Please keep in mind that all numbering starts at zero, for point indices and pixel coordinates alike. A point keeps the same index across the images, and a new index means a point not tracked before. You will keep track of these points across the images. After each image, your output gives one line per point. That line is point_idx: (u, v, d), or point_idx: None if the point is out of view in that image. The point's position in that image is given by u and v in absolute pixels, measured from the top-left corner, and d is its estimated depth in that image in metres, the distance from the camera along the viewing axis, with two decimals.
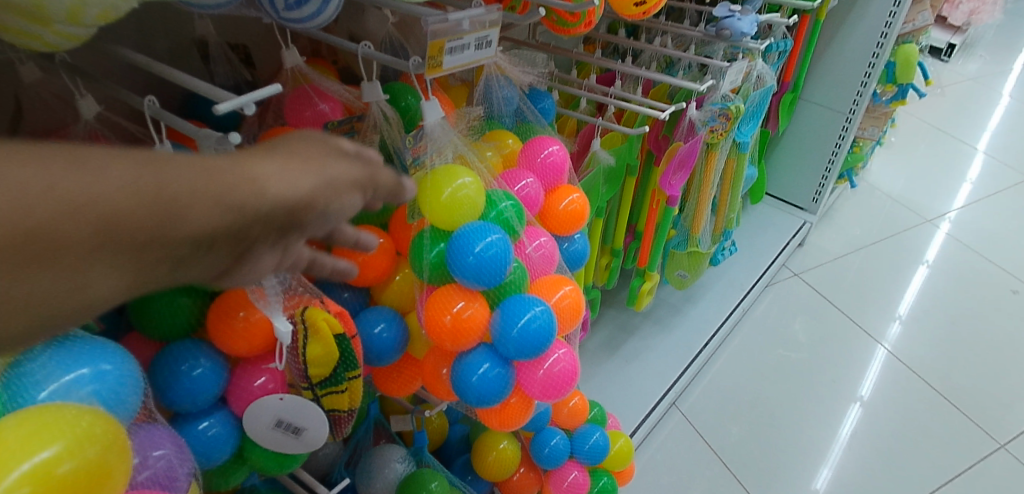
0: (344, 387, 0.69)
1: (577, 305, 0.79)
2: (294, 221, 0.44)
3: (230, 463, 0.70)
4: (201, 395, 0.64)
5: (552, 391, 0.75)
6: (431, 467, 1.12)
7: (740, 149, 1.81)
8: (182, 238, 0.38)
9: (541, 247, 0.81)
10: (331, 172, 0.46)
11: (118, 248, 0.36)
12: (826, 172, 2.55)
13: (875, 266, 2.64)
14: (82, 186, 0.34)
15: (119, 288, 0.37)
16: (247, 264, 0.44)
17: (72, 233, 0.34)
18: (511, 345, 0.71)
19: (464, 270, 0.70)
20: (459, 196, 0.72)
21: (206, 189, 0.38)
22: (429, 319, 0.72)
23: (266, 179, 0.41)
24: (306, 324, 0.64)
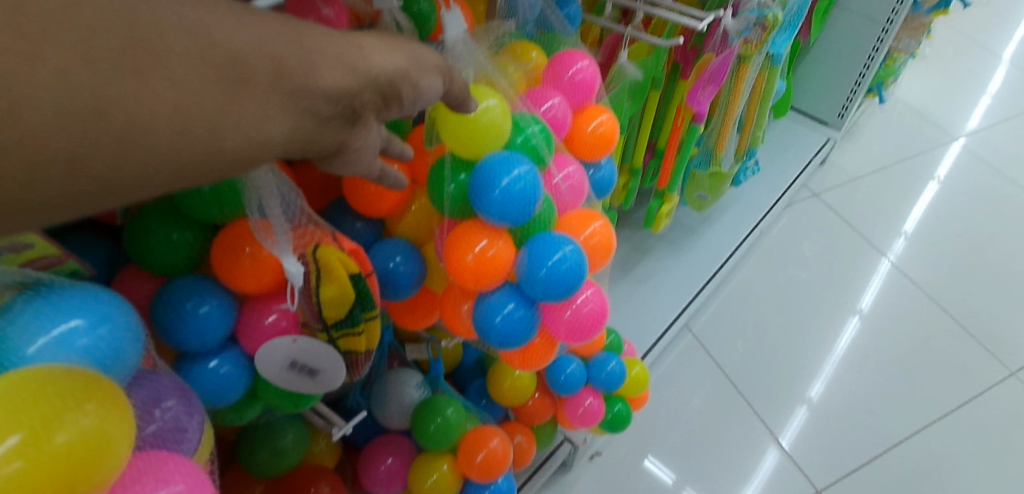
0: (361, 329, 0.65)
1: (606, 243, 0.74)
2: (392, 91, 0.52)
3: (242, 401, 0.67)
4: (209, 334, 0.60)
5: (579, 333, 0.71)
6: (446, 393, 1.11)
7: (773, 62, 1.68)
8: (318, 88, 0.46)
9: (569, 178, 0.74)
10: (418, 52, 0.55)
11: (283, 85, 0.44)
12: (855, 86, 2.40)
13: (898, 187, 2.55)
14: (256, 28, 0.44)
15: (283, 133, 0.45)
16: (358, 134, 0.51)
17: (252, 65, 0.43)
18: (538, 287, 0.66)
19: (488, 206, 0.64)
20: (485, 124, 0.65)
21: (326, 48, 0.48)
22: (450, 258, 0.68)
23: (367, 53, 0.51)
24: (318, 263, 0.59)
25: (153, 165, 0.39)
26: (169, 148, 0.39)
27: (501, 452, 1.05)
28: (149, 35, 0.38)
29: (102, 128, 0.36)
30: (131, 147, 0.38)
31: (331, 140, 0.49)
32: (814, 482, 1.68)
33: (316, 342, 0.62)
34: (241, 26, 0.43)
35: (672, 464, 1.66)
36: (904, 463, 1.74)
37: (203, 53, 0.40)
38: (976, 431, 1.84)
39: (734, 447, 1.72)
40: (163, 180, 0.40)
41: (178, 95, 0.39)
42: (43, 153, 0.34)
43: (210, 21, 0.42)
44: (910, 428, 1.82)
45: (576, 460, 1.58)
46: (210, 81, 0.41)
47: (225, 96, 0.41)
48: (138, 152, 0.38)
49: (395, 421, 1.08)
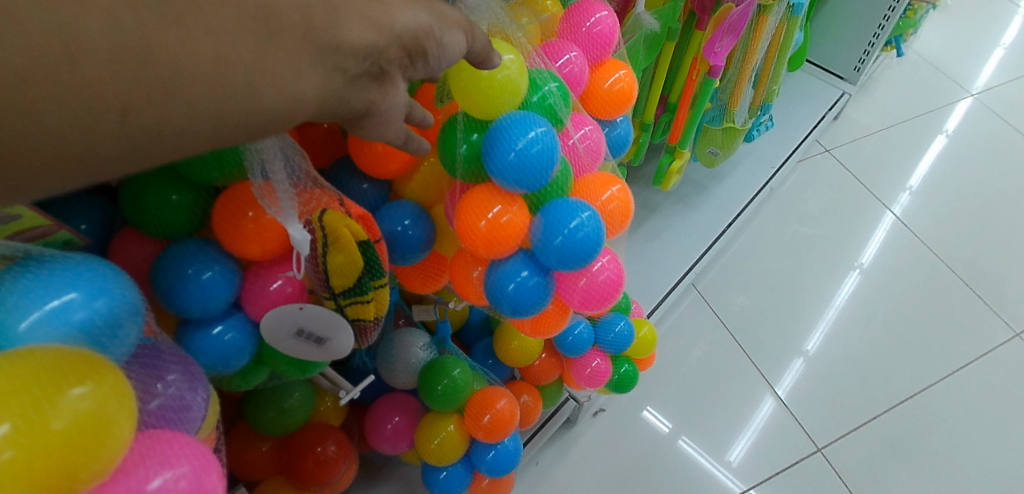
0: (370, 297, 0.63)
1: (624, 208, 0.71)
2: (416, 48, 0.51)
3: (248, 366, 0.65)
4: (213, 301, 0.58)
5: (593, 302, 0.69)
6: (453, 354, 1.10)
7: (793, 13, 1.61)
8: (346, 45, 0.47)
9: (587, 138, 0.71)
10: (440, 7, 0.53)
11: (314, 42, 0.45)
12: (873, 38, 2.31)
13: (913, 143, 2.47)
14: None
15: (314, 91, 0.46)
16: (384, 92, 0.52)
17: (285, 16, 0.43)
18: (553, 255, 0.64)
19: (503, 170, 0.61)
20: (499, 82, 0.61)
21: (349, 5, 0.47)
22: (461, 224, 0.65)
23: (391, 8, 0.49)
24: (324, 231, 0.56)
25: (194, 116, 0.41)
26: (207, 100, 0.41)
27: (508, 412, 1.04)
28: None
29: (148, 76, 0.38)
30: (173, 98, 0.40)
31: (359, 100, 0.50)
32: (813, 440, 1.69)
33: (324, 311, 0.60)
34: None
35: (670, 415, 1.68)
36: (903, 424, 1.74)
37: (238, 4, 0.41)
38: (978, 395, 1.83)
39: (733, 401, 1.73)
40: (205, 130, 0.42)
41: (217, 46, 0.40)
42: (96, 100, 0.37)
43: None
44: (912, 390, 1.81)
45: (579, 416, 1.59)
46: (245, 33, 0.41)
47: (258, 49, 0.42)
48: (182, 103, 0.40)
49: (402, 380, 1.07)
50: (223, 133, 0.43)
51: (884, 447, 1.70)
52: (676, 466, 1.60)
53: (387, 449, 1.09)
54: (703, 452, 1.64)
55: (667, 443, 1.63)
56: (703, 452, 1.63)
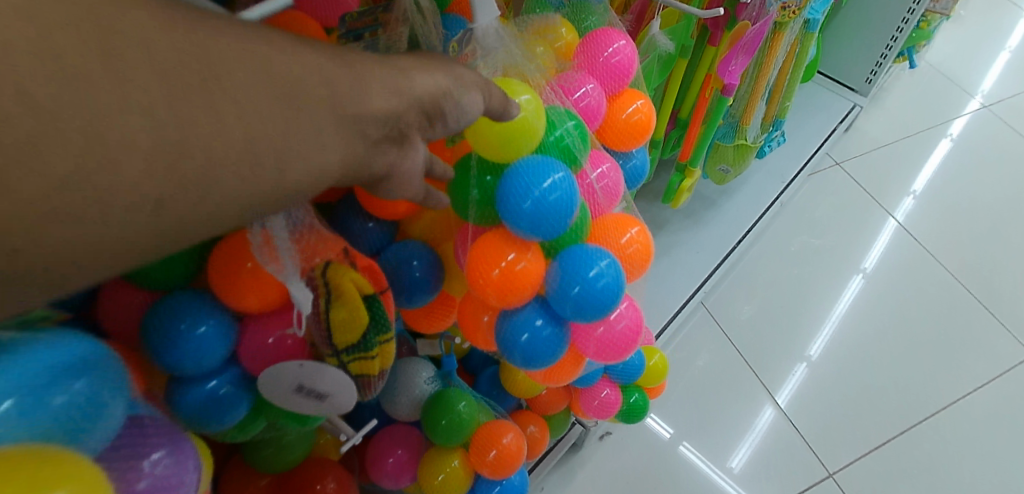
0: (375, 353, 0.58)
1: (643, 253, 0.68)
2: (433, 111, 0.50)
3: (245, 419, 0.61)
4: (207, 357, 0.54)
5: (609, 352, 0.66)
6: (458, 386, 1.07)
7: (808, 29, 1.57)
8: (368, 113, 0.45)
9: (607, 174, 0.68)
10: (454, 68, 0.52)
11: (337, 112, 0.43)
12: (886, 50, 2.25)
13: (925, 154, 2.41)
14: (309, 59, 0.42)
15: (337, 160, 0.45)
16: (404, 155, 0.50)
17: (314, 95, 0.42)
18: (569, 305, 0.60)
19: (517, 219, 0.58)
20: (518, 126, 0.57)
21: (366, 75, 0.45)
22: (470, 271, 0.61)
23: (409, 74, 0.48)
24: (328, 286, 0.53)
25: (221, 197, 0.39)
26: (239, 183, 0.40)
27: (515, 448, 1.01)
28: (210, 75, 0.38)
29: (180, 166, 0.37)
30: (205, 184, 0.38)
31: (381, 164, 0.48)
32: (825, 465, 1.63)
33: (324, 367, 0.55)
34: (293, 55, 0.42)
35: (671, 419, 1.66)
36: (917, 449, 1.68)
37: (264, 85, 0.40)
38: (994, 419, 1.76)
39: (736, 410, 1.69)
40: (237, 210, 0.40)
41: (247, 129, 0.39)
42: (131, 195, 0.36)
43: (270, 51, 0.41)
44: (925, 413, 1.74)
45: (586, 439, 1.54)
46: (273, 112, 0.40)
47: (285, 127, 0.41)
48: (213, 187, 0.38)
49: (404, 412, 1.04)
50: (249, 210, 0.41)
51: (897, 472, 1.64)
52: (681, 478, 1.57)
53: (388, 483, 1.05)
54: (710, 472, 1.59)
55: (673, 463, 1.59)
56: (705, 459, 1.60)
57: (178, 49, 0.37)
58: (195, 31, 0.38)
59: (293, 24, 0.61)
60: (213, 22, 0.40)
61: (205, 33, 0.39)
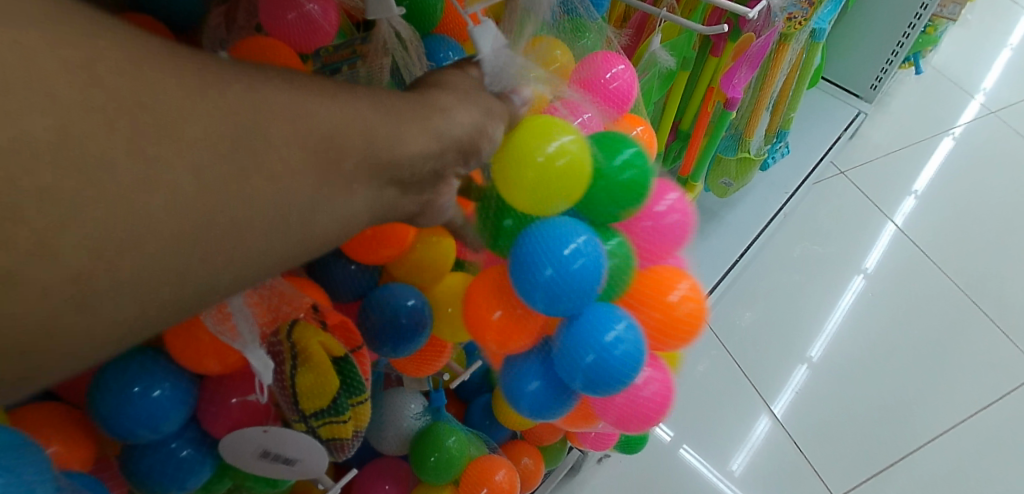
0: (348, 415, 0.53)
1: (698, 316, 0.61)
2: (471, 149, 0.46)
3: (208, 481, 0.56)
4: (163, 423, 0.49)
5: (627, 418, 0.61)
6: (450, 422, 1.02)
7: (814, 39, 1.53)
8: (403, 159, 0.41)
9: (672, 214, 0.63)
10: (484, 99, 0.48)
11: (371, 160, 0.40)
12: (892, 55, 2.19)
13: (931, 162, 2.34)
14: (349, 105, 0.39)
15: (365, 208, 0.42)
16: (438, 194, 0.47)
17: (350, 143, 0.39)
18: (578, 376, 0.56)
19: (531, 290, 0.53)
20: (554, 176, 0.52)
21: (403, 118, 0.42)
22: (473, 315, 0.59)
23: (448, 111, 0.45)
24: (295, 348, 0.49)
25: (229, 255, 0.36)
26: (270, 248, 0.37)
27: (509, 485, 0.96)
28: (247, 130, 0.35)
29: (209, 236, 0.34)
30: (233, 251, 0.36)
31: (414, 203, 0.46)
32: (826, 485, 1.56)
33: (290, 433, 0.51)
34: (310, 112, 0.38)
35: (671, 422, 1.61)
36: (924, 469, 1.61)
37: (302, 138, 0.37)
38: (1004, 439, 1.69)
39: (734, 422, 1.63)
40: (267, 269, 0.38)
41: (280, 187, 0.36)
42: (158, 270, 0.33)
43: (310, 103, 0.38)
44: (930, 431, 1.67)
45: (583, 462, 1.47)
46: (309, 167, 0.37)
47: (317, 183, 0.38)
48: (242, 254, 0.36)
49: (392, 447, 0.99)
50: (262, 267, 0.38)
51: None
52: (680, 478, 1.53)
53: None
54: (711, 485, 1.53)
55: (670, 478, 1.53)
56: (706, 464, 1.55)
57: (182, 98, 0.33)
58: (217, 84, 0.35)
59: (271, 49, 0.58)
60: (249, 76, 0.37)
61: (211, 81, 0.35)
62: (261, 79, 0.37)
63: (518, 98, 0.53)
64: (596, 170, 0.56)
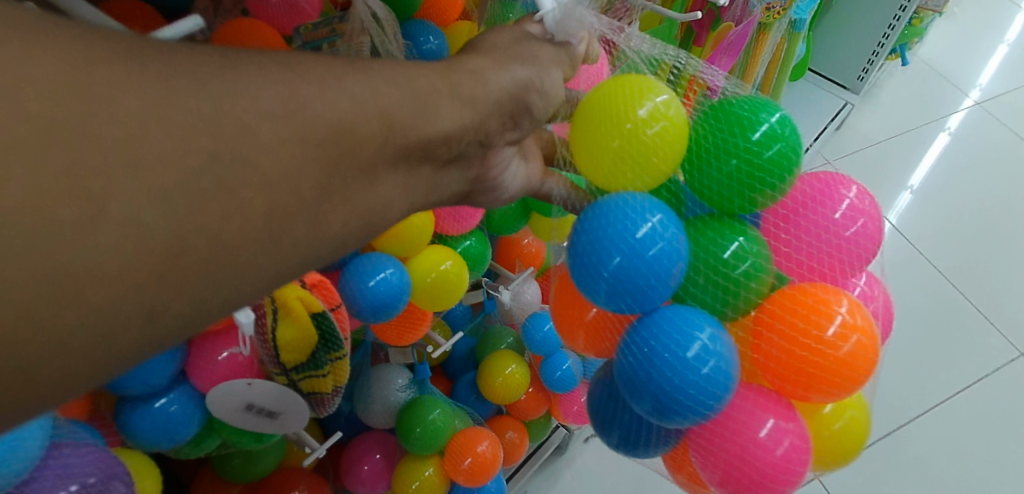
0: (327, 370, 0.57)
1: (865, 359, 0.51)
2: (520, 107, 0.48)
3: (197, 435, 0.59)
4: (154, 377, 0.52)
5: (737, 482, 0.52)
6: (433, 394, 1.05)
7: (795, 28, 1.57)
8: (437, 134, 0.42)
9: (853, 222, 0.54)
10: (529, 50, 0.49)
11: (399, 142, 0.39)
12: (878, 47, 2.22)
13: (918, 153, 2.36)
14: (366, 84, 0.38)
15: (396, 194, 0.41)
16: (491, 154, 0.50)
17: (364, 129, 0.37)
18: (647, 396, 0.52)
19: (595, 285, 0.52)
20: (646, 143, 0.52)
21: (437, 90, 0.42)
22: (564, 317, 0.61)
23: (484, 73, 0.45)
24: (275, 304, 0.52)
25: (249, 267, 0.34)
26: (268, 257, 0.34)
27: (490, 456, 0.99)
28: (241, 129, 0.32)
29: (200, 247, 0.31)
30: (227, 263, 0.32)
31: (456, 182, 0.48)
32: None
33: (271, 387, 0.55)
34: (313, 104, 0.35)
35: None
36: (909, 450, 1.60)
37: (305, 133, 0.34)
38: (987, 418, 1.68)
39: None
40: (267, 279, 0.35)
41: (278, 190, 0.33)
42: (145, 293, 0.30)
43: (309, 91, 0.35)
44: (912, 413, 1.67)
45: (570, 441, 1.51)
46: (313, 162, 0.35)
47: (325, 175, 0.35)
48: (240, 264, 0.33)
49: (379, 420, 1.02)
50: (260, 281, 0.35)
51: (908, 477, 1.55)
52: None
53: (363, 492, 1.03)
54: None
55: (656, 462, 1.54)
56: None
57: (200, 99, 0.31)
58: (206, 84, 0.32)
59: (254, 32, 0.61)
60: (241, 71, 0.34)
61: (220, 80, 0.33)
62: (255, 76, 0.34)
63: (575, 39, 0.53)
64: (730, 150, 0.54)
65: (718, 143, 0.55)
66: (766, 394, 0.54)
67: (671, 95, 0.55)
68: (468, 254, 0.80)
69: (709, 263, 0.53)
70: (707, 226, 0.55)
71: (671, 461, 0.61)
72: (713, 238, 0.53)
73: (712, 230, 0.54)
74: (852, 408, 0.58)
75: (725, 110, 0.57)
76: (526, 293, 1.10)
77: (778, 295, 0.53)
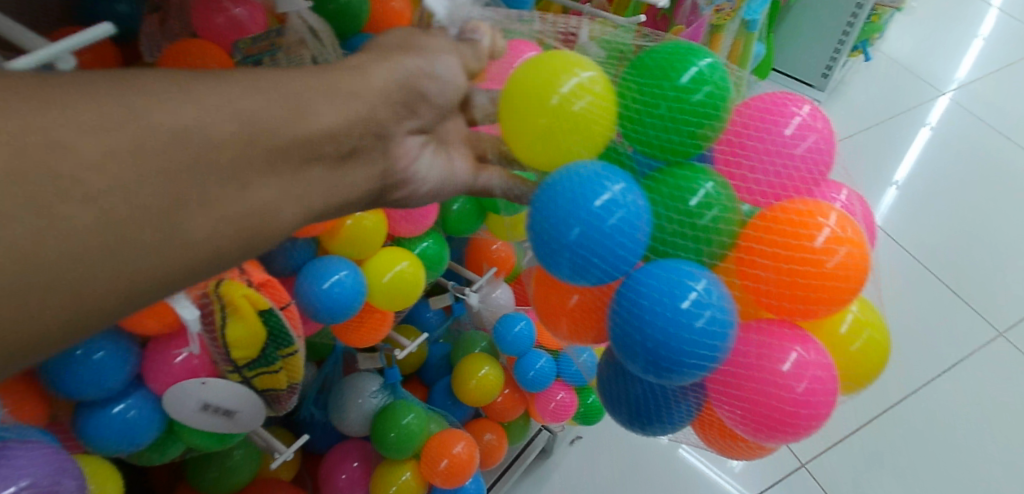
0: (279, 366, 0.60)
1: (857, 267, 0.54)
2: (413, 95, 0.50)
3: (160, 440, 0.62)
4: (108, 381, 0.55)
5: (767, 418, 0.55)
6: (407, 399, 1.06)
7: (749, 29, 1.62)
8: (318, 131, 0.43)
9: (803, 137, 0.56)
10: (421, 42, 0.52)
11: (275, 140, 0.40)
12: (839, 44, 2.27)
13: (891, 139, 2.34)
14: (227, 91, 0.39)
15: (281, 196, 0.42)
16: (393, 146, 0.51)
17: (218, 130, 0.38)
18: (641, 356, 0.54)
19: (558, 258, 0.53)
20: (573, 116, 0.53)
21: (314, 87, 0.44)
22: (550, 305, 0.63)
23: (368, 69, 0.47)
24: (223, 301, 0.54)
25: (122, 274, 0.35)
26: (126, 261, 0.35)
27: (466, 457, 1.01)
28: (83, 135, 0.33)
29: (48, 250, 0.32)
30: (82, 264, 0.33)
31: (362, 179, 0.49)
32: (796, 455, 1.56)
33: (224, 385, 0.57)
34: (158, 109, 0.36)
35: None
36: (891, 437, 1.60)
37: (154, 137, 0.35)
38: (966, 402, 1.68)
39: None
40: (130, 282, 0.36)
41: (125, 193, 0.34)
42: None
43: (150, 99, 0.36)
44: (894, 399, 1.66)
45: (554, 445, 1.51)
46: (164, 167, 0.36)
47: (184, 180, 0.36)
48: (99, 266, 0.34)
49: (355, 429, 1.04)
50: (128, 284, 0.36)
51: (892, 457, 1.57)
52: (665, 467, 1.54)
53: None
54: (686, 465, 1.55)
55: (640, 462, 1.54)
56: (707, 464, 1.55)
57: (49, 111, 0.33)
58: (58, 97, 0.34)
59: (201, 52, 0.65)
60: (96, 87, 0.36)
61: (74, 94, 0.35)
62: (110, 89, 0.36)
63: (479, 34, 0.57)
64: (659, 96, 0.56)
65: (650, 91, 0.56)
66: (775, 323, 0.56)
67: (594, 65, 0.56)
68: (426, 255, 0.83)
69: (678, 211, 0.54)
70: (665, 176, 0.56)
71: (704, 417, 0.64)
72: (676, 189, 0.55)
73: (677, 178, 0.55)
74: (869, 326, 0.60)
75: (651, 60, 0.58)
76: (496, 296, 1.13)
77: (752, 225, 0.55)
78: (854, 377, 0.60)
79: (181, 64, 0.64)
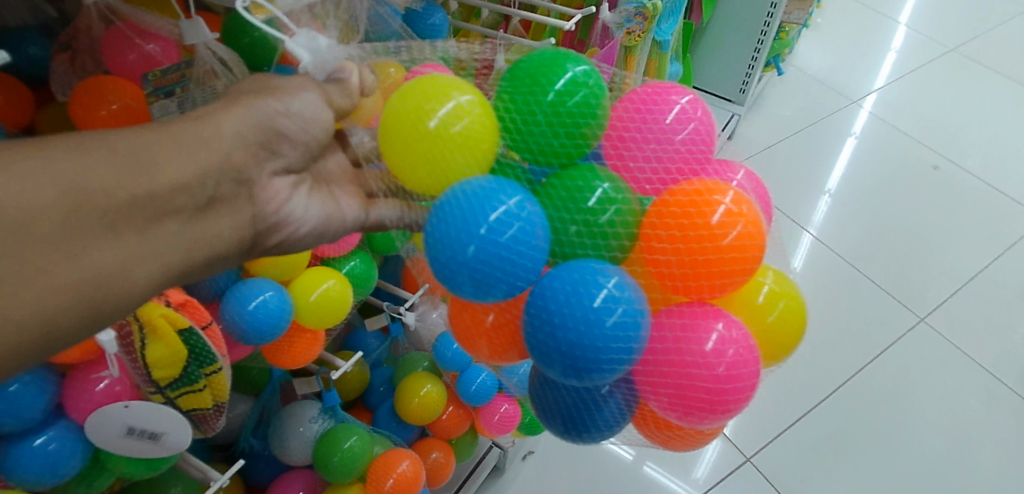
0: (203, 385, 0.61)
1: (753, 236, 0.58)
2: (268, 136, 0.58)
3: (87, 473, 0.62)
4: (26, 411, 0.56)
5: (696, 397, 0.58)
6: (349, 422, 1.07)
7: (661, 49, 1.72)
8: (165, 183, 0.50)
9: (683, 125, 0.63)
10: (275, 85, 0.60)
11: (124, 204, 0.48)
12: (752, 60, 2.41)
13: (811, 146, 2.48)
14: (72, 160, 0.46)
15: (136, 248, 0.49)
16: (258, 189, 0.59)
17: (49, 197, 0.44)
18: (557, 359, 0.58)
19: (458, 279, 0.57)
20: (457, 135, 0.58)
21: (162, 141, 0.51)
22: (467, 330, 0.66)
23: (219, 118, 0.56)
24: (141, 323, 0.56)
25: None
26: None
27: (411, 473, 1.02)
28: None
29: None
30: None
31: (229, 226, 0.57)
32: (741, 451, 1.61)
33: (148, 405, 0.58)
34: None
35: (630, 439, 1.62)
36: (826, 427, 1.67)
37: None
38: (892, 387, 1.77)
39: None
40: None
41: None
42: None
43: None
44: (828, 391, 1.74)
45: (505, 462, 1.52)
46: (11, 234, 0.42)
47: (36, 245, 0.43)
48: None
49: (297, 457, 1.04)
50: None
51: (828, 446, 1.64)
52: (620, 478, 1.56)
53: None
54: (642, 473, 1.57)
55: (594, 471, 1.56)
56: (667, 474, 1.57)
57: None
58: None
59: (112, 88, 0.68)
60: None
61: None
62: None
63: (344, 73, 0.64)
64: (535, 104, 0.61)
65: (531, 101, 0.61)
66: (688, 305, 0.60)
67: (472, 89, 0.61)
68: (353, 274, 0.85)
69: (575, 211, 0.59)
70: (560, 179, 0.61)
71: (642, 411, 0.67)
72: (572, 192, 0.59)
73: (571, 180, 0.60)
74: (783, 294, 0.65)
75: (524, 68, 0.64)
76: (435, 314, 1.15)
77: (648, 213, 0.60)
78: (775, 344, 0.65)
79: (91, 103, 0.67)
